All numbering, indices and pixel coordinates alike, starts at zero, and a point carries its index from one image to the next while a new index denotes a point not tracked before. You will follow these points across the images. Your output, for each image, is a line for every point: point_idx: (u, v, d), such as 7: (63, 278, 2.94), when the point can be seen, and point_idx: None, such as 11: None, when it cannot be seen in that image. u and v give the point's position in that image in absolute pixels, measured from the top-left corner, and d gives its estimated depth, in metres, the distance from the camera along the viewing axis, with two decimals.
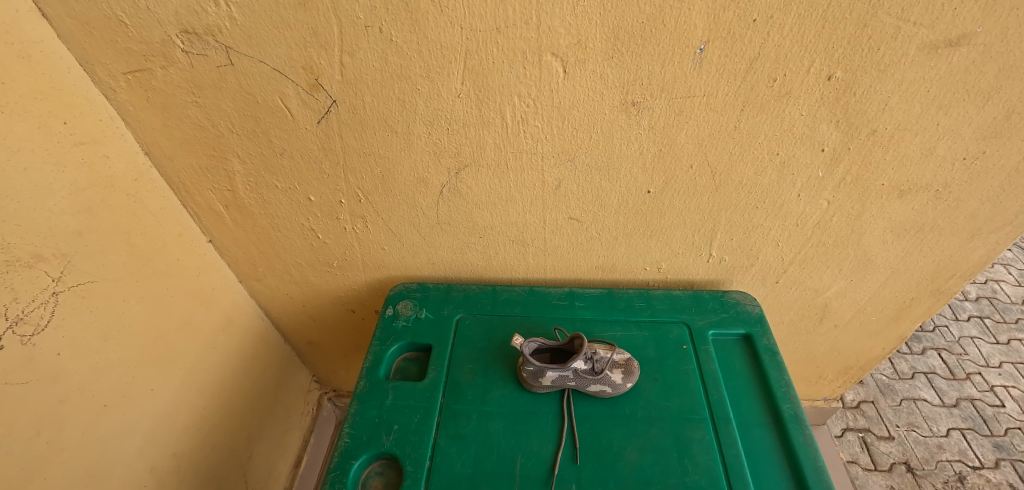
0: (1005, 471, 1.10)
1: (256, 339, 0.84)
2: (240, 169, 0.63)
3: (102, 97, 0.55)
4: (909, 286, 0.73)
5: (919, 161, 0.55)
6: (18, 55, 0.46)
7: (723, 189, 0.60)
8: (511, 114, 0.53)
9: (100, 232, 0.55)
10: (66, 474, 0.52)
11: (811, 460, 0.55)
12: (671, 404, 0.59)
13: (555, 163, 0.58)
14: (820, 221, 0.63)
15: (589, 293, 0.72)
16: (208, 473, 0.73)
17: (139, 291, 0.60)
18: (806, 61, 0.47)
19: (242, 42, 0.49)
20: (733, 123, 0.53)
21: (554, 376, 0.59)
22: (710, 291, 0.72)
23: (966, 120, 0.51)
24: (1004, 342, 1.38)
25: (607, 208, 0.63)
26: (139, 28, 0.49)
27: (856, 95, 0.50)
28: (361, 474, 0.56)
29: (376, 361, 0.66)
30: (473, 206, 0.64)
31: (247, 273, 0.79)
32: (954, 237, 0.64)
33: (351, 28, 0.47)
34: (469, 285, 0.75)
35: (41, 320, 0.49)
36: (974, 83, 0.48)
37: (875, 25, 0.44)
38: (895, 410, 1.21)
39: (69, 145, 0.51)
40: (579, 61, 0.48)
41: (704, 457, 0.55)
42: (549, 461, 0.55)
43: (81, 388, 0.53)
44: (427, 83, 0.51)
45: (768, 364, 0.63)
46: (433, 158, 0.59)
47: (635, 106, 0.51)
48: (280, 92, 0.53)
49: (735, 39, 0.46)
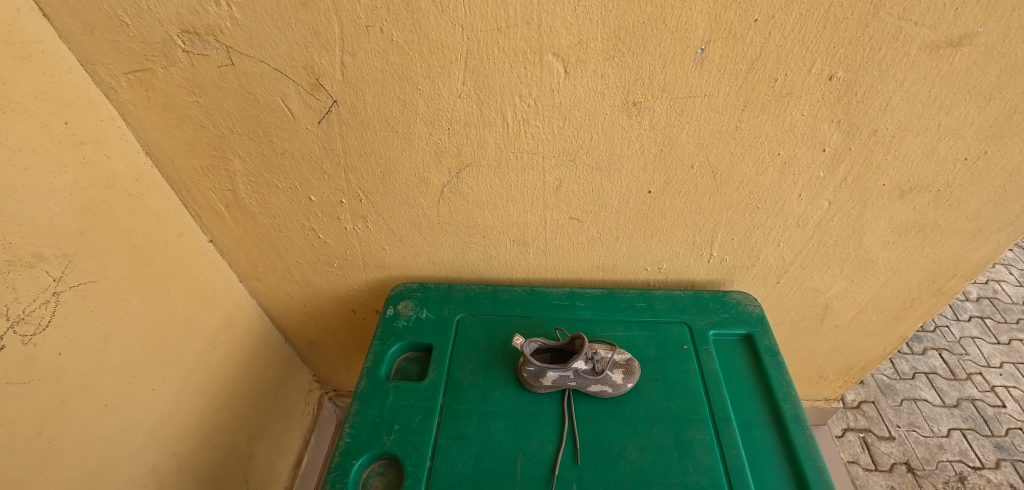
0: (1006, 471, 1.10)
1: (257, 338, 0.84)
2: (241, 169, 0.63)
3: (103, 97, 0.55)
4: (910, 287, 0.73)
5: (920, 161, 0.55)
6: (19, 55, 0.46)
7: (724, 189, 0.60)
8: (512, 114, 0.53)
9: (101, 232, 0.55)
10: (68, 474, 0.52)
11: (812, 460, 0.55)
12: (672, 405, 0.59)
13: (557, 163, 0.58)
14: (821, 221, 0.63)
15: (590, 293, 0.72)
16: (209, 473, 0.73)
17: (140, 291, 0.60)
18: (807, 61, 0.47)
19: (243, 42, 0.49)
20: (734, 123, 0.53)
21: (555, 376, 0.59)
22: (711, 291, 0.72)
23: (968, 120, 0.51)
24: (1005, 343, 1.38)
25: (607, 208, 0.63)
26: (140, 28, 0.49)
27: (857, 95, 0.50)
28: (362, 474, 0.56)
29: (377, 361, 0.66)
30: (474, 206, 0.64)
31: (248, 273, 0.79)
32: (955, 237, 0.64)
33: (352, 28, 0.47)
34: (469, 285, 0.75)
35: (42, 320, 0.49)
36: (975, 83, 0.48)
37: (877, 25, 0.44)
38: (896, 410, 1.21)
39: (70, 145, 0.51)
40: (580, 61, 0.48)
41: (705, 458, 0.55)
42: (550, 462, 0.55)
43: (82, 388, 0.53)
44: (428, 83, 0.51)
45: (769, 364, 0.63)
46: (433, 158, 0.59)
47: (636, 106, 0.51)
48: (281, 92, 0.53)
49: (735, 39, 0.46)
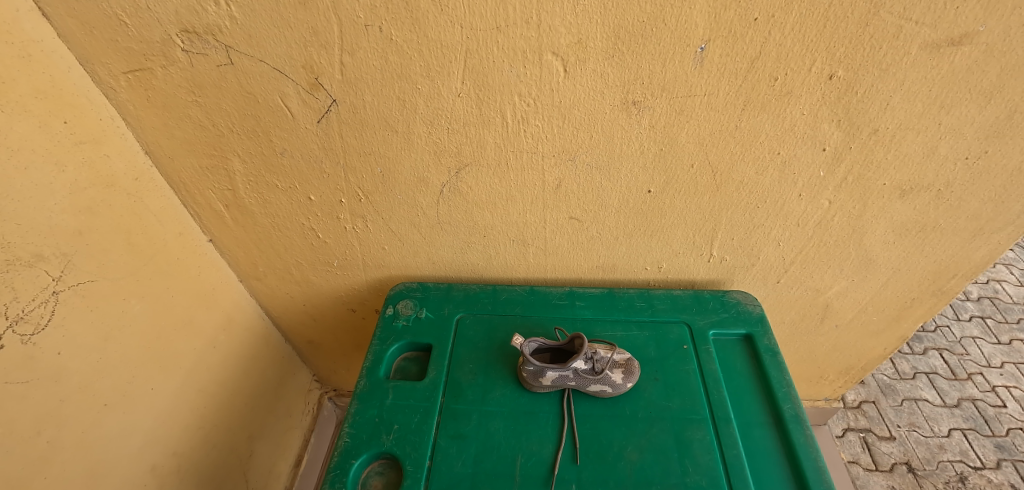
0: (1007, 471, 1.10)
1: (257, 338, 0.84)
2: (240, 168, 0.63)
3: (102, 97, 0.55)
4: (911, 287, 0.73)
5: (921, 161, 0.55)
6: (18, 55, 0.46)
7: (724, 188, 0.60)
8: (511, 113, 0.53)
9: (101, 231, 0.55)
10: (66, 473, 0.52)
11: (812, 460, 0.55)
12: (672, 405, 0.59)
13: (556, 163, 0.58)
14: (822, 221, 0.63)
15: (589, 293, 0.72)
16: (209, 472, 0.73)
17: (139, 290, 0.60)
18: (807, 60, 0.47)
19: (242, 41, 0.49)
20: (734, 123, 0.52)
21: (554, 375, 0.59)
22: (710, 291, 0.72)
23: (968, 119, 0.51)
24: (1006, 343, 1.38)
25: (607, 208, 0.63)
26: (140, 28, 0.49)
27: (858, 94, 0.49)
28: (361, 474, 0.56)
29: (376, 361, 0.65)
30: (473, 206, 0.64)
31: (248, 273, 0.79)
32: (956, 237, 0.64)
33: (351, 28, 0.47)
34: (469, 285, 0.75)
35: (41, 320, 0.49)
36: (975, 83, 0.48)
37: (877, 24, 0.44)
38: (896, 410, 1.21)
39: (70, 144, 0.51)
40: (580, 60, 0.48)
41: (704, 458, 0.55)
42: (549, 462, 0.55)
43: (82, 387, 0.53)
44: (428, 82, 0.51)
45: (769, 364, 0.63)
46: (433, 157, 0.59)
47: (636, 105, 0.51)
48: (280, 92, 0.53)
49: (735, 38, 0.46)
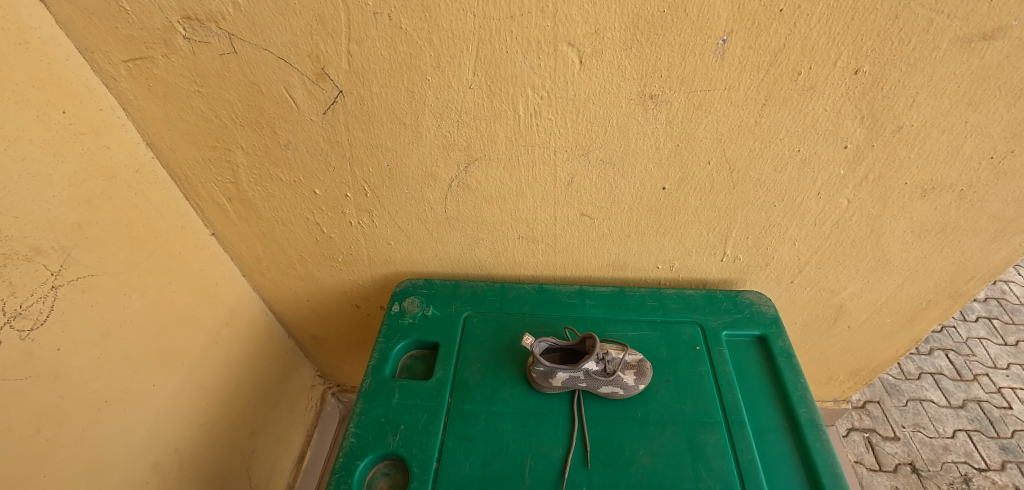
0: (1011, 473, 1.08)
1: (260, 333, 0.83)
2: (243, 161, 0.61)
3: (102, 85, 0.53)
4: (928, 287, 0.71)
5: (945, 159, 0.54)
6: (15, 41, 0.45)
7: (740, 187, 0.58)
8: (524, 106, 0.51)
9: (101, 225, 0.54)
10: (66, 471, 0.51)
11: (828, 467, 0.54)
12: (685, 407, 0.58)
13: (569, 158, 0.56)
14: (839, 220, 0.62)
15: (600, 291, 0.71)
16: (210, 468, 0.72)
17: (140, 285, 0.59)
18: (833, 54, 0.45)
19: (246, 29, 0.48)
20: (754, 118, 0.51)
21: (565, 376, 0.57)
22: (723, 291, 0.71)
23: (996, 118, 0.49)
24: (1012, 344, 1.36)
25: (619, 205, 0.62)
26: (140, 14, 0.47)
27: (883, 90, 0.48)
28: (367, 475, 0.55)
29: (383, 359, 0.64)
30: (483, 201, 0.63)
31: (251, 268, 0.77)
32: (976, 237, 0.62)
33: (360, 15, 0.45)
34: (476, 282, 0.73)
35: (40, 315, 0.48)
36: (1005, 79, 0.46)
37: (907, 17, 0.42)
38: (900, 411, 1.20)
39: (69, 135, 0.50)
40: (596, 51, 0.46)
41: (718, 462, 0.54)
42: (559, 464, 0.54)
43: (82, 384, 0.52)
44: (437, 73, 0.49)
45: (784, 366, 0.62)
46: (442, 150, 0.57)
47: (653, 99, 0.50)
48: (285, 82, 0.52)
49: (759, 30, 0.44)
